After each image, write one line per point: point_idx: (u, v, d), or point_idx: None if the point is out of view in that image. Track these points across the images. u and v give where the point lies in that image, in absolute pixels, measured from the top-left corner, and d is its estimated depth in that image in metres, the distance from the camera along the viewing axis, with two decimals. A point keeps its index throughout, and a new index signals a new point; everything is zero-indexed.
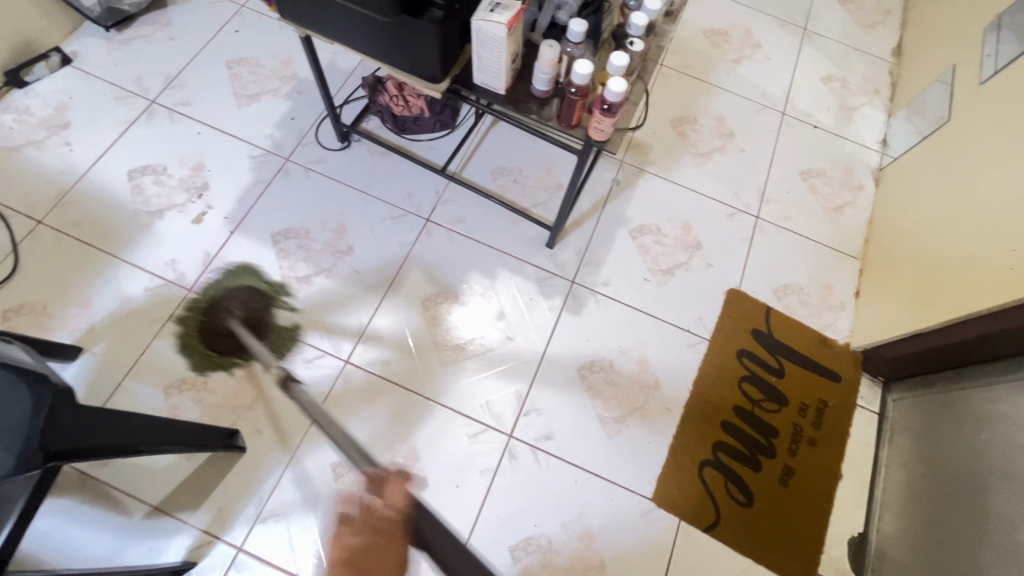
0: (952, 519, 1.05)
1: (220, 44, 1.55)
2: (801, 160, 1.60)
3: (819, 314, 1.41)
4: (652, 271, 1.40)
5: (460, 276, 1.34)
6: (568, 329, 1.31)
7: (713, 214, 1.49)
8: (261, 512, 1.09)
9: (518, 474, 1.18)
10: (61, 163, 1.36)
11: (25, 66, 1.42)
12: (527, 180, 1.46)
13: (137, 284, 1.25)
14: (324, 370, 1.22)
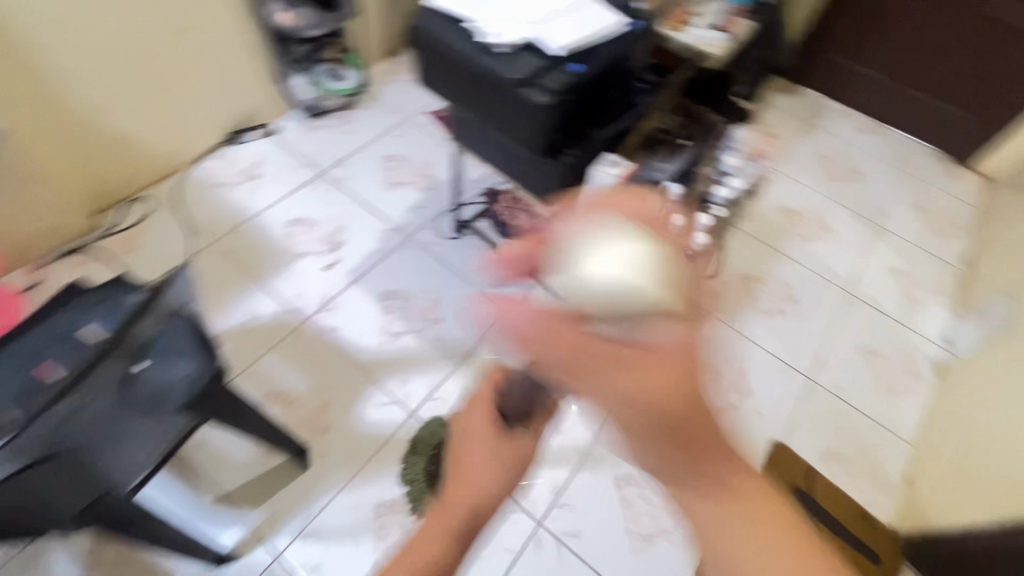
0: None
1: (383, 141, 1.96)
2: (862, 337, 1.70)
3: (864, 490, 1.41)
4: (702, 404, 1.50)
5: (527, 365, 1.50)
6: (613, 437, 1.41)
7: (767, 366, 1.60)
8: (305, 528, 1.20)
9: (539, 564, 1.22)
10: (244, 203, 1.73)
11: (243, 131, 1.88)
12: (602, 298, 1.66)
13: (267, 306, 1.52)
14: (448, 473, 1.26)
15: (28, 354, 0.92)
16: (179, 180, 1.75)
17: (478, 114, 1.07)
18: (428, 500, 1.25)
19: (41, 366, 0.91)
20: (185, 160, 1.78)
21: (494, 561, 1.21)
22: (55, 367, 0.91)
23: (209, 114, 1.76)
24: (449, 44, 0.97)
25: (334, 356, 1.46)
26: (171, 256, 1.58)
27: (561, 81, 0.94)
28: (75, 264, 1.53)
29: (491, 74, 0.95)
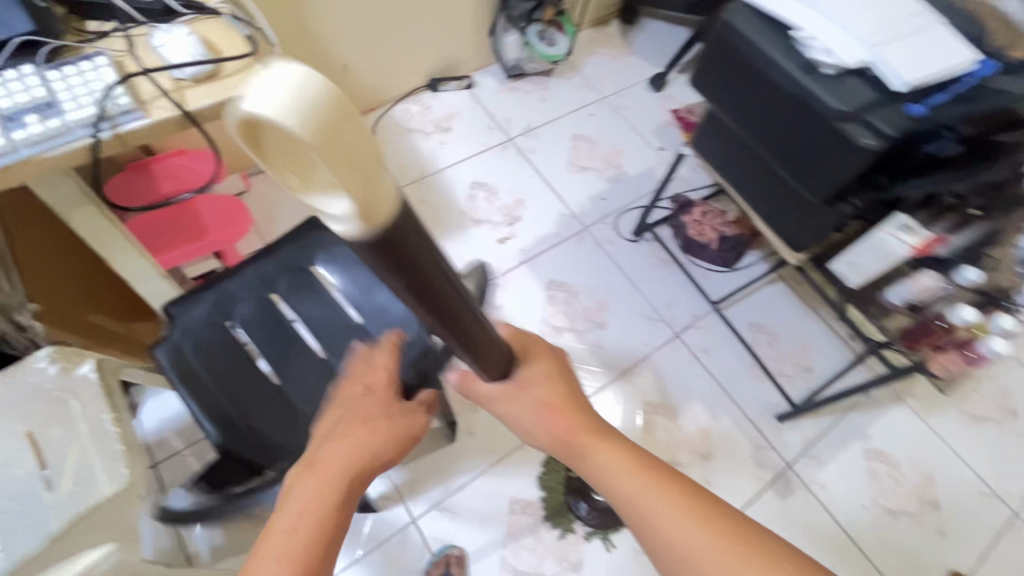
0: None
1: (575, 119, 1.86)
2: None
3: None
4: (875, 503, 1.31)
5: (687, 400, 1.39)
6: (766, 508, 1.28)
7: (963, 481, 1.36)
8: (444, 501, 1.21)
9: None
10: (432, 155, 1.73)
11: (443, 79, 1.85)
12: (781, 348, 1.48)
13: None
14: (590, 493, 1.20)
15: (260, 279, 0.92)
16: (377, 117, 1.77)
17: (759, 134, 0.93)
18: (565, 513, 1.21)
19: (273, 295, 0.92)
20: (386, 98, 1.79)
21: None
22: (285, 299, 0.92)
23: (420, 57, 1.74)
24: (766, 52, 0.84)
25: None
26: None
27: (899, 127, 0.77)
28: (277, 180, 1.61)
29: (809, 98, 0.80)
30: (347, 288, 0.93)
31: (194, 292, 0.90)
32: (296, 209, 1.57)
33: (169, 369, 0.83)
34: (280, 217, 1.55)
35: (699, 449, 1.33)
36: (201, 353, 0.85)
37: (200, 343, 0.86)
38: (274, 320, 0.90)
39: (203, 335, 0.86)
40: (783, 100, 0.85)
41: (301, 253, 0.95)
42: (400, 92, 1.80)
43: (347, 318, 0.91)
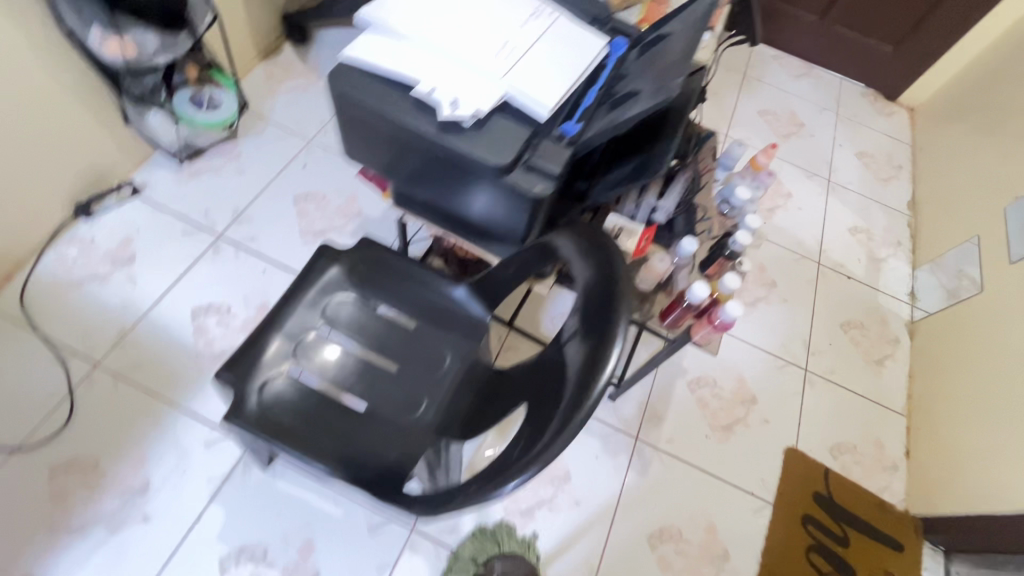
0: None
1: (287, 178, 1.58)
2: (840, 312, 1.68)
3: (873, 474, 1.43)
4: (713, 427, 1.41)
5: None
6: (636, 491, 1.30)
7: (764, 366, 1.53)
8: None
9: None
10: (123, 301, 1.33)
11: (95, 199, 1.41)
12: None
13: (194, 438, 1.20)
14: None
15: (237, 400, 0.81)
16: (20, 284, 1.31)
17: (438, 191, 0.81)
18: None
19: (253, 406, 0.82)
20: (22, 255, 1.32)
21: None
22: (276, 398, 0.83)
23: (40, 189, 1.30)
24: (393, 118, 0.70)
25: (300, 483, 1.18)
26: (42, 397, 1.19)
27: (561, 158, 0.70)
28: None
29: (463, 157, 0.69)
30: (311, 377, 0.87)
31: (226, 380, 0.82)
32: None
33: (268, 443, 0.79)
34: None
35: (557, 472, 1.28)
36: (280, 415, 0.82)
37: (272, 414, 0.81)
38: (326, 359, 0.88)
39: (271, 394, 0.83)
40: (442, 159, 0.72)
41: (272, 348, 0.87)
42: (39, 237, 1.35)
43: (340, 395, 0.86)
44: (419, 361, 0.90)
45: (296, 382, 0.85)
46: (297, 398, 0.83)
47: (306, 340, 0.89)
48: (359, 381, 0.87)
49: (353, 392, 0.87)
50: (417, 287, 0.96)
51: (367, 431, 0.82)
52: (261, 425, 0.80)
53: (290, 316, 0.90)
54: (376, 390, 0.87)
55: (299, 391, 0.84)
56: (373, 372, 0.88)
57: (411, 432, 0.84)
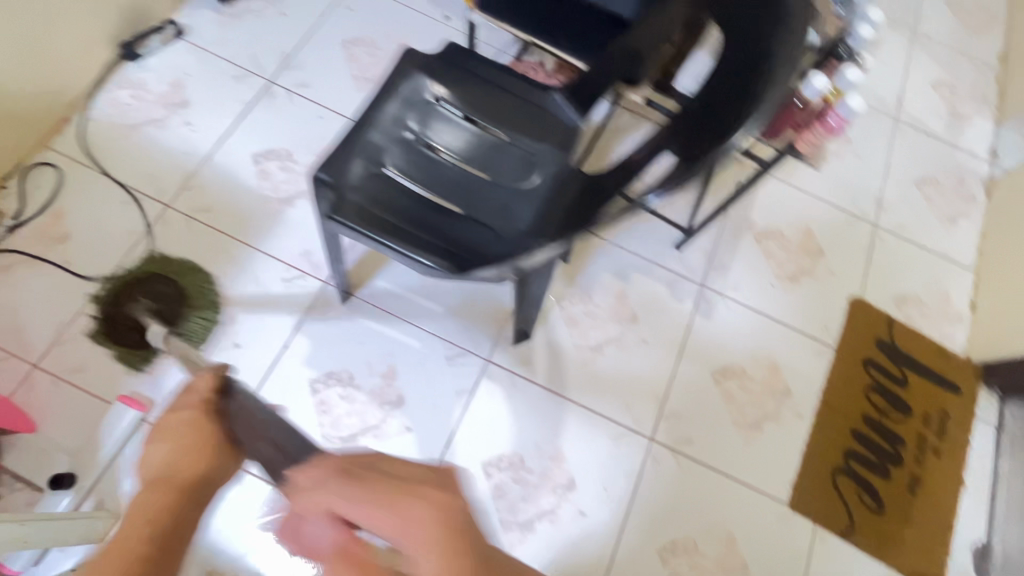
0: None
1: (334, 23, 1.48)
2: (915, 168, 1.59)
3: (937, 324, 1.42)
4: (778, 277, 1.40)
5: (592, 275, 1.33)
6: (702, 333, 1.31)
7: (832, 220, 1.49)
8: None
9: (661, 474, 1.19)
10: (183, 144, 1.29)
11: (139, 39, 1.34)
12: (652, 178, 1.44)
13: (273, 275, 1.22)
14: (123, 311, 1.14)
15: (336, 200, 0.80)
16: (79, 126, 1.28)
17: None
18: (543, 435, 1.18)
19: (353, 204, 0.81)
20: (76, 97, 1.28)
21: (619, 484, 1.16)
22: (374, 198, 0.82)
23: (85, 22, 1.23)
24: None
25: (379, 317, 1.22)
26: (120, 234, 1.20)
27: None
28: None
29: None
30: (406, 179, 0.84)
31: (325, 181, 0.80)
32: (47, 296, 1.14)
33: (376, 238, 0.79)
34: (30, 318, 1.12)
35: (623, 314, 1.30)
36: (382, 213, 0.81)
37: (372, 212, 0.81)
38: (417, 164, 0.86)
39: (368, 194, 0.82)
40: None
41: (364, 151, 0.84)
42: (89, 79, 1.29)
43: (436, 196, 0.84)
44: (509, 165, 0.88)
45: (391, 187, 0.83)
46: (396, 201, 0.82)
47: (395, 146, 0.86)
48: (453, 185, 0.86)
49: (447, 194, 0.85)
50: (499, 94, 0.92)
51: (467, 232, 0.83)
52: (364, 222, 0.80)
53: (378, 125, 0.87)
54: (470, 193, 0.86)
55: (396, 192, 0.83)
56: (465, 176, 0.87)
57: (511, 234, 0.84)
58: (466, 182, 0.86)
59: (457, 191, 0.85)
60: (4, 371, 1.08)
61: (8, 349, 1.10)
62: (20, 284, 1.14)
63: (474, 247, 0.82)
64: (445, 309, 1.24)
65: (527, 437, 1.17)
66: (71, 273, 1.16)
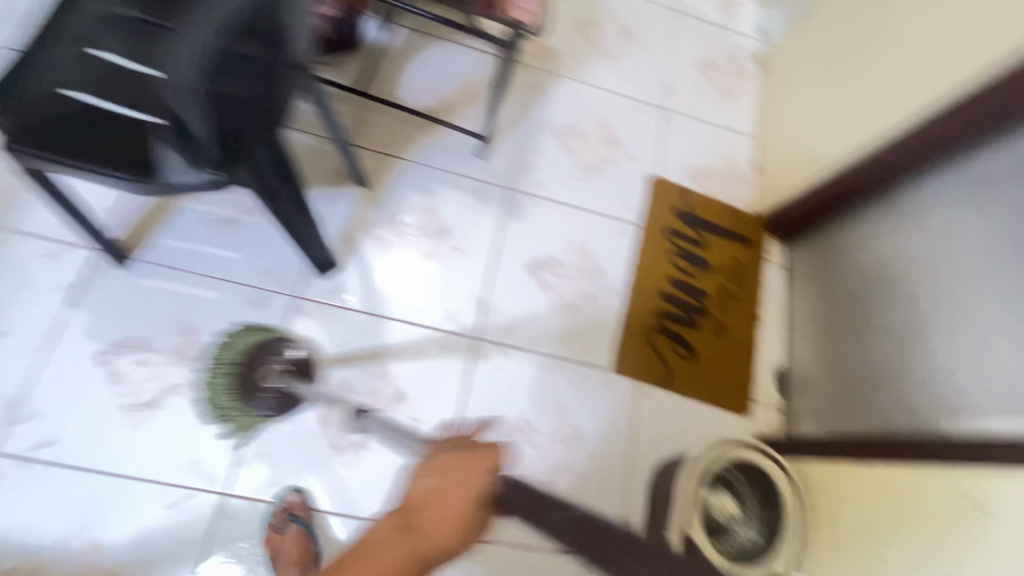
0: (867, 339, 1.23)
1: None
2: (696, 52, 1.71)
3: (726, 188, 1.56)
4: (580, 168, 1.47)
5: (397, 195, 1.32)
6: (513, 232, 1.36)
7: (626, 109, 1.57)
8: (245, 443, 1.07)
9: (489, 368, 1.24)
10: None
11: None
12: (446, 93, 1.45)
13: (29, 251, 1.11)
14: None
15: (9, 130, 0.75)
16: None
17: None
18: (365, 356, 1.18)
19: (27, 130, 0.75)
20: None
21: (448, 386, 1.20)
22: (50, 120, 0.76)
23: None
24: None
25: (166, 275, 1.15)
26: None
27: None
28: None
29: None
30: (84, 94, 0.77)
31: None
32: None
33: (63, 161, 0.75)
34: None
35: (433, 228, 1.32)
36: (63, 133, 0.76)
37: (50, 133, 0.75)
38: (99, 78, 0.79)
39: (45, 115, 0.76)
40: None
41: (35, 76, 0.78)
42: None
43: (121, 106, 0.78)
44: None
45: (73, 104, 0.77)
46: (79, 119, 0.77)
47: (73, 64, 0.80)
48: (142, 93, 0.79)
49: (136, 103, 0.79)
50: None
51: (161, 137, 0.77)
52: (45, 146, 0.75)
53: (56, 44, 0.80)
54: (161, 97, 0.79)
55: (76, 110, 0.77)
56: (154, 79, 0.80)
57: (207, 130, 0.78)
58: (156, 87, 0.80)
59: (148, 98, 0.79)
60: None
61: None
62: None
63: (170, 151, 0.76)
64: (241, 254, 1.19)
65: (349, 362, 1.17)
66: None
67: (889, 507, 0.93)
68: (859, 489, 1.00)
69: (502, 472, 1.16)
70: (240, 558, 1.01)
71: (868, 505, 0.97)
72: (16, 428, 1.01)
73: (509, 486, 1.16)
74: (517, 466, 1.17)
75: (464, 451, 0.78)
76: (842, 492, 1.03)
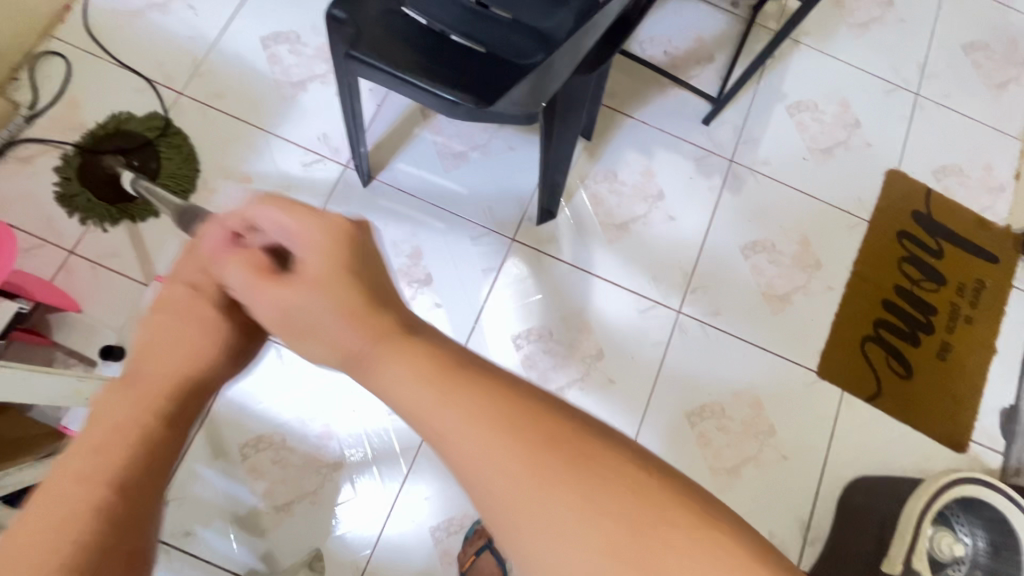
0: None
1: None
2: (964, 33, 1.47)
3: (979, 195, 1.36)
4: (812, 150, 1.34)
5: (617, 153, 1.28)
6: (730, 209, 1.28)
7: (872, 90, 1.40)
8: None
9: (689, 346, 1.20)
10: (189, 30, 1.25)
11: None
12: (678, 50, 1.36)
13: (292, 160, 1.20)
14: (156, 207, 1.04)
15: (357, 38, 0.77)
16: (80, 14, 1.23)
17: None
18: (572, 309, 1.18)
19: (374, 45, 0.77)
20: None
21: (646, 355, 1.18)
22: (393, 39, 0.78)
23: None
24: None
25: (401, 200, 1.20)
26: (135, 122, 1.19)
27: None
28: (16, 166, 1.14)
29: None
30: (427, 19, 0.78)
31: (338, 18, 0.75)
32: (72, 185, 1.15)
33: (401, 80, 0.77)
34: (58, 207, 1.13)
35: (650, 191, 1.27)
36: (400, 52, 0.77)
37: (393, 48, 0.77)
38: None
39: (387, 34, 0.78)
40: None
41: None
42: None
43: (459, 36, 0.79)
44: None
45: (411, 27, 0.79)
46: (416, 40, 0.78)
47: None
48: None
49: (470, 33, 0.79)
50: None
51: (493, 72, 0.78)
52: (386, 61, 0.76)
53: None
54: None
55: (415, 34, 0.79)
56: None
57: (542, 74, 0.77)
58: None
59: None
60: (42, 256, 1.10)
61: (42, 236, 1.11)
62: (44, 175, 1.14)
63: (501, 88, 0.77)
64: (467, 190, 1.22)
65: (556, 312, 1.18)
66: (92, 162, 1.16)
67: None
68: None
69: (691, 451, 1.14)
70: (443, 476, 1.08)
71: None
72: None
73: (695, 468, 1.13)
74: (707, 449, 1.15)
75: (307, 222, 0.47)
76: None
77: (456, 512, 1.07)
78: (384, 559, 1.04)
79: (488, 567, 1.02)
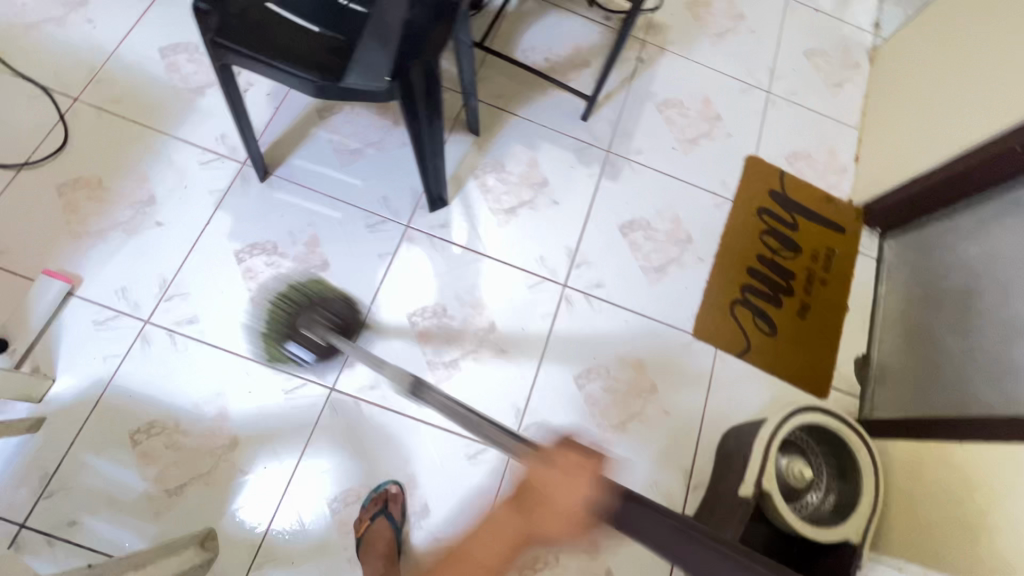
0: (959, 329, 1.22)
1: None
2: (805, 41, 1.71)
3: (825, 176, 1.55)
4: (679, 141, 1.50)
5: (504, 147, 1.40)
6: (609, 193, 1.41)
7: (729, 89, 1.59)
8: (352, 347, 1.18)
9: (575, 316, 1.29)
10: (88, 41, 1.30)
11: None
12: (557, 57, 1.52)
13: (190, 159, 1.26)
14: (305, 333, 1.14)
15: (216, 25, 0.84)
16: None
17: None
18: (464, 287, 1.27)
19: (233, 31, 0.85)
20: None
21: (536, 327, 1.27)
22: (251, 26, 0.85)
23: None
24: None
25: (298, 193, 1.27)
26: (29, 127, 1.22)
27: None
28: None
29: None
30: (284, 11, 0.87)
31: (202, 9, 0.84)
32: None
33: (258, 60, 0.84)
34: None
35: (535, 179, 1.39)
36: (257, 36, 0.85)
37: (251, 33, 0.85)
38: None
39: (246, 21, 0.86)
40: None
41: None
42: None
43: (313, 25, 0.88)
44: None
45: (269, 16, 0.87)
46: (273, 27, 0.86)
47: None
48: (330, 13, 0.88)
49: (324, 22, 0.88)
50: None
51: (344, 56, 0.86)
52: (243, 45, 0.84)
53: None
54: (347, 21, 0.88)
55: (273, 22, 0.87)
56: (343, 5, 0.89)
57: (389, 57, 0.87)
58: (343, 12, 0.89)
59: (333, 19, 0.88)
60: None
61: None
62: None
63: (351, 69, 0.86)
64: (362, 183, 1.30)
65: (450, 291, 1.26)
66: None
67: (977, 470, 0.96)
68: (949, 457, 1.02)
69: (580, 411, 1.23)
70: (341, 449, 1.12)
71: (957, 471, 1.00)
72: (164, 304, 1.15)
73: (584, 428, 1.22)
74: (595, 408, 1.23)
75: (580, 452, 0.59)
76: (932, 463, 1.05)
77: (354, 483, 1.10)
78: (279, 535, 1.06)
79: (381, 531, 1.03)
